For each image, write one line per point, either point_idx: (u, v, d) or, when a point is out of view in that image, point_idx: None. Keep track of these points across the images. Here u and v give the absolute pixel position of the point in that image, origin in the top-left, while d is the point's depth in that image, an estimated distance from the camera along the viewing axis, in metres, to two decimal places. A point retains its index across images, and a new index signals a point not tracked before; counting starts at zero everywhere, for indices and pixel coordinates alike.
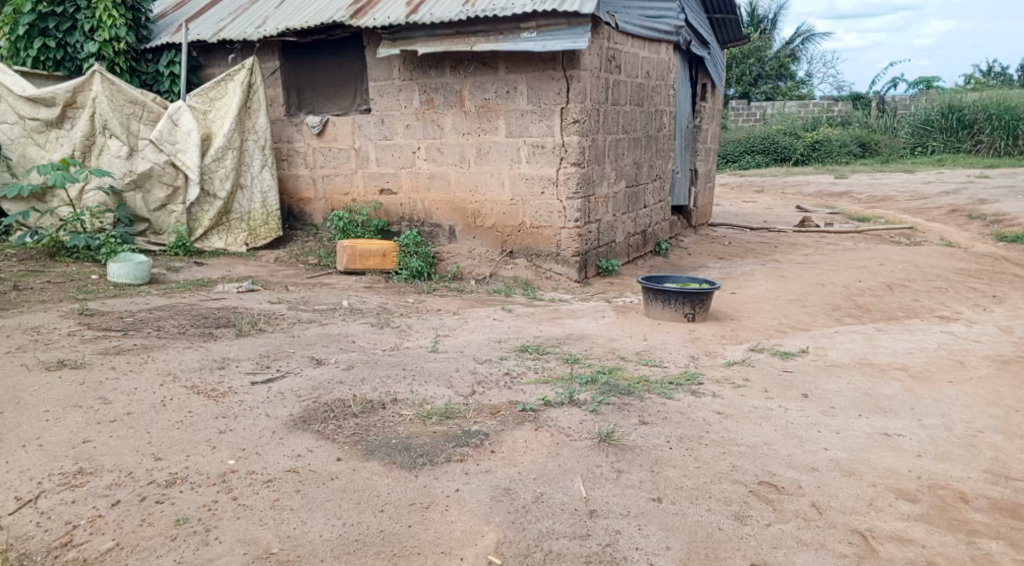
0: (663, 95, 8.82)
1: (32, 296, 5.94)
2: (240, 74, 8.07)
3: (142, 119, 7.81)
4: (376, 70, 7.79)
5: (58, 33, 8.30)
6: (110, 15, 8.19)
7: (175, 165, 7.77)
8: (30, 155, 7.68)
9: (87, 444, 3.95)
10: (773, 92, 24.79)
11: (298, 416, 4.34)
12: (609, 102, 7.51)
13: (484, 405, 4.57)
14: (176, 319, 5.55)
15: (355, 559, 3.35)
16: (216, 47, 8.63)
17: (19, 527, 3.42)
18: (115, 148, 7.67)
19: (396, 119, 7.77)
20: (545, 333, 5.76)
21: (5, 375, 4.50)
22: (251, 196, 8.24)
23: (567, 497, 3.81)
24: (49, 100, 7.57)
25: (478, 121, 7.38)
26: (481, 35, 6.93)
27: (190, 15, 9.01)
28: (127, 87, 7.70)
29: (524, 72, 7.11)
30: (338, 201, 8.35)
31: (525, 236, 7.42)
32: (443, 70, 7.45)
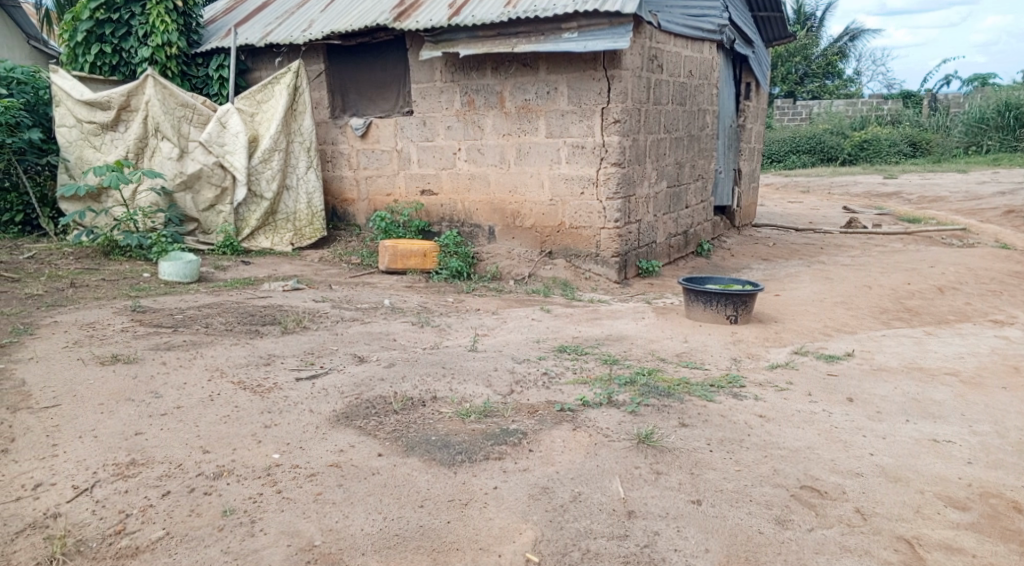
0: (706, 95, 8.74)
1: (87, 293, 6.14)
2: (286, 77, 8.23)
3: (192, 121, 8.03)
4: (419, 72, 7.87)
5: (114, 38, 8.56)
6: (163, 21, 8.43)
7: (224, 167, 7.97)
8: (86, 157, 7.93)
9: (140, 436, 4.09)
10: (819, 91, 24.19)
11: (342, 412, 4.43)
12: (651, 102, 7.47)
13: (522, 405, 4.60)
14: (223, 317, 5.69)
15: (395, 554, 3.42)
16: (263, 51, 8.81)
17: (76, 515, 3.54)
18: (166, 150, 7.88)
19: (437, 120, 7.85)
20: (583, 333, 5.77)
21: (62, 367, 4.68)
22: (297, 197, 8.41)
23: (605, 497, 3.82)
24: (105, 104, 7.80)
25: (518, 122, 7.41)
26: (522, 36, 6.96)
27: (239, 19, 9.23)
28: (178, 91, 7.92)
29: (564, 73, 7.12)
30: (381, 201, 8.47)
31: (564, 235, 7.41)
32: (484, 71, 7.49)
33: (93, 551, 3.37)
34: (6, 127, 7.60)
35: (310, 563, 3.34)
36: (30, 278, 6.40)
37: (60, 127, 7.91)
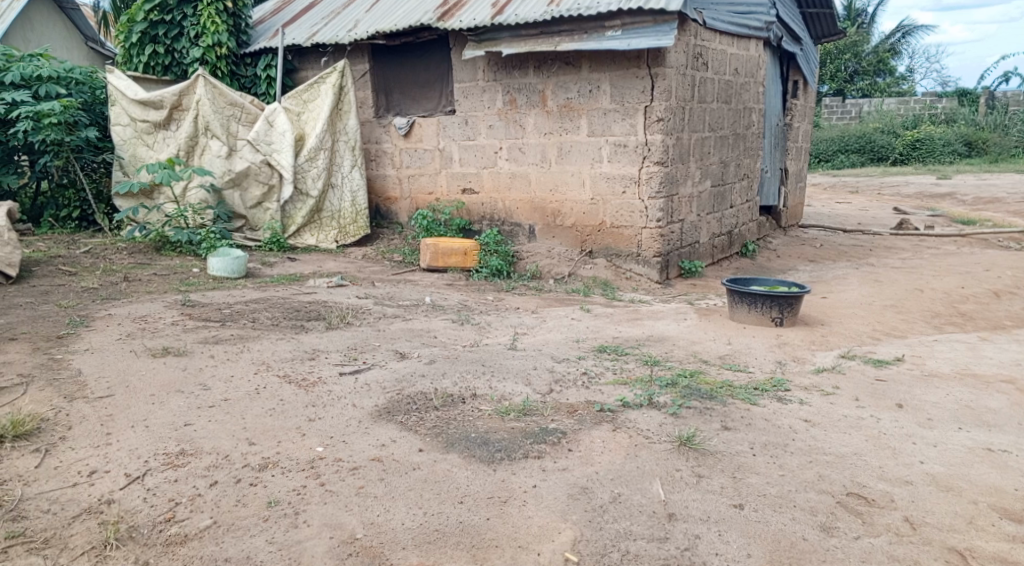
0: (752, 93, 8.61)
1: (140, 287, 6.33)
2: (332, 77, 8.38)
3: (241, 120, 8.23)
4: (461, 71, 7.93)
5: (167, 40, 8.79)
6: (213, 22, 8.65)
7: (271, 165, 8.10)
8: (140, 155, 8.17)
9: (189, 427, 4.21)
10: (870, 89, 23.67)
11: (383, 407, 4.49)
12: (695, 100, 7.40)
13: (561, 404, 4.60)
14: (270, 312, 5.82)
15: (435, 549, 3.45)
16: (310, 51, 8.96)
17: (129, 501, 3.66)
18: (216, 148, 8.08)
19: (479, 119, 7.88)
20: (624, 333, 5.74)
21: (116, 359, 4.83)
22: (342, 195, 8.55)
23: (645, 499, 3.80)
24: (157, 104, 8.02)
25: (560, 121, 7.40)
26: (565, 35, 6.96)
27: (286, 20, 9.41)
28: (227, 90, 8.13)
29: (607, 71, 7.09)
30: (423, 200, 8.54)
31: (605, 235, 7.38)
32: (527, 70, 7.50)
33: (144, 537, 3.47)
34: (66, 127, 7.86)
35: (353, 555, 3.40)
36: (86, 272, 6.61)
37: (115, 125, 8.16)
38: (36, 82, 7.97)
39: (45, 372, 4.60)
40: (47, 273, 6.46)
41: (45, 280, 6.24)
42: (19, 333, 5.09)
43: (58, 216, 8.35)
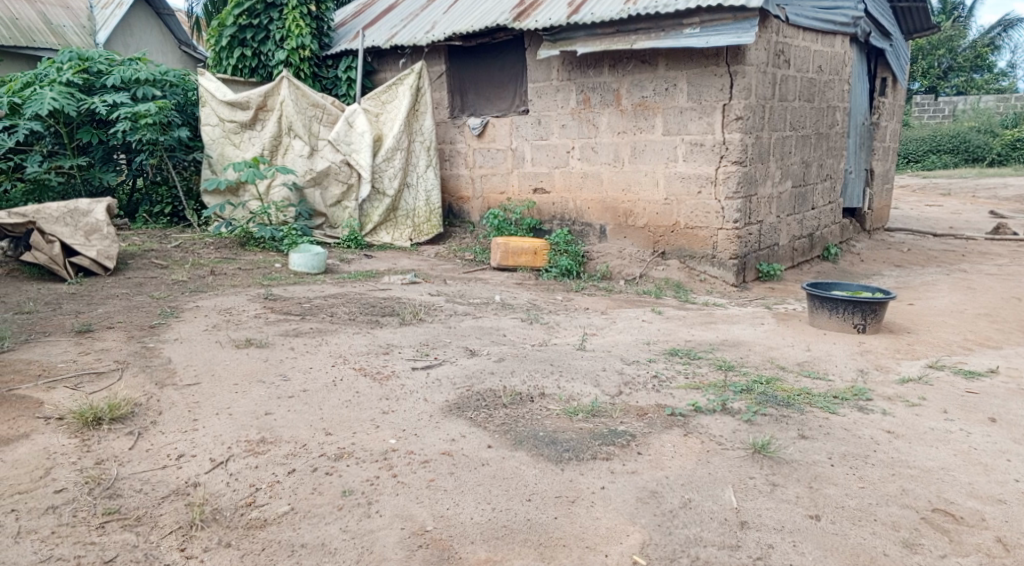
0: (837, 91, 8.32)
1: (225, 281, 6.62)
2: (410, 78, 8.52)
3: (322, 121, 8.51)
4: (537, 71, 7.95)
5: (254, 43, 9.15)
6: (298, 25, 8.90)
7: (350, 165, 8.35)
8: (227, 154, 8.51)
9: (270, 416, 4.37)
10: (965, 86, 22.44)
11: (453, 402, 4.54)
12: (776, 98, 7.24)
13: (631, 406, 4.57)
14: (347, 307, 5.98)
15: (503, 545, 3.48)
16: (389, 53, 9.15)
17: (213, 485, 3.83)
18: (298, 148, 8.40)
19: (552, 119, 7.91)
20: (697, 337, 5.63)
21: (202, 349, 5.06)
22: (417, 194, 8.72)
23: (716, 506, 3.73)
24: (245, 104, 8.34)
25: (634, 120, 7.34)
26: (641, 33, 6.89)
27: (367, 22, 9.65)
28: (309, 92, 8.45)
29: (684, 68, 6.98)
30: (494, 199, 8.64)
31: (679, 236, 7.26)
32: (602, 69, 7.47)
33: (227, 519, 3.62)
34: (160, 127, 8.30)
35: (423, 547, 3.46)
36: (176, 266, 6.94)
37: (205, 125, 8.50)
38: (134, 85, 8.40)
39: (139, 359, 4.86)
40: (141, 266, 6.81)
41: (139, 272, 6.58)
42: (116, 322, 5.40)
43: (151, 211, 8.80)
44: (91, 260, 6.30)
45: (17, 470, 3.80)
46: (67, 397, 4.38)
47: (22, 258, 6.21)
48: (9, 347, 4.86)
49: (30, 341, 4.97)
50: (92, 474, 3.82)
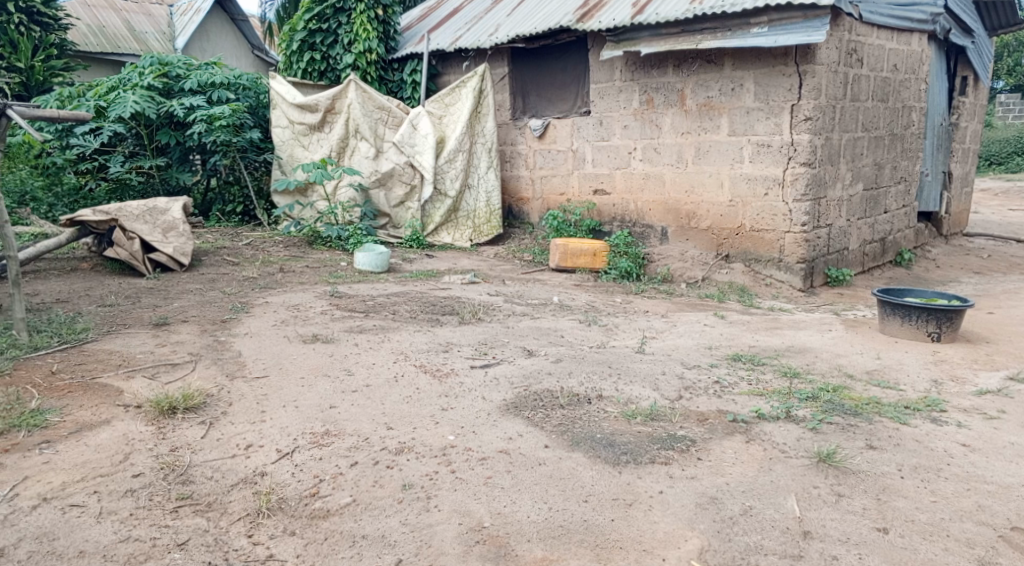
0: (913, 90, 8.03)
1: (293, 278, 6.80)
2: (473, 80, 8.64)
3: (387, 123, 8.71)
4: (599, 72, 7.95)
5: (323, 47, 9.26)
6: (365, 29, 9.09)
7: (413, 166, 8.53)
8: (296, 155, 8.75)
9: (334, 409, 4.46)
10: None
11: (511, 402, 4.57)
12: (848, 98, 7.05)
13: (691, 411, 4.51)
14: (408, 305, 6.08)
15: (559, 544, 3.49)
16: (453, 55, 9.26)
17: (280, 475, 3.92)
18: (364, 149, 8.58)
19: (615, 119, 7.89)
20: (761, 342, 5.52)
21: (271, 343, 5.22)
22: (478, 195, 8.83)
23: (778, 514, 3.65)
24: (313, 107, 8.58)
25: (699, 120, 7.24)
26: (707, 33, 6.81)
27: (433, 25, 9.79)
28: (375, 94, 8.65)
29: (751, 68, 6.87)
30: (554, 200, 8.69)
31: (744, 239, 7.14)
32: (666, 69, 7.40)
33: (292, 508, 3.71)
34: (234, 129, 8.55)
35: (479, 543, 3.49)
36: (247, 262, 7.17)
37: (276, 127, 8.76)
38: (211, 88, 8.70)
39: (211, 352, 5.05)
40: (214, 263, 7.06)
41: (213, 269, 6.83)
42: (190, 315, 5.62)
43: (225, 210, 9.15)
44: (167, 256, 6.55)
45: (98, 454, 3.97)
46: (145, 386, 4.57)
47: (105, 254, 6.52)
48: (92, 338, 5.10)
49: (111, 332, 5.23)
50: (167, 460, 3.96)
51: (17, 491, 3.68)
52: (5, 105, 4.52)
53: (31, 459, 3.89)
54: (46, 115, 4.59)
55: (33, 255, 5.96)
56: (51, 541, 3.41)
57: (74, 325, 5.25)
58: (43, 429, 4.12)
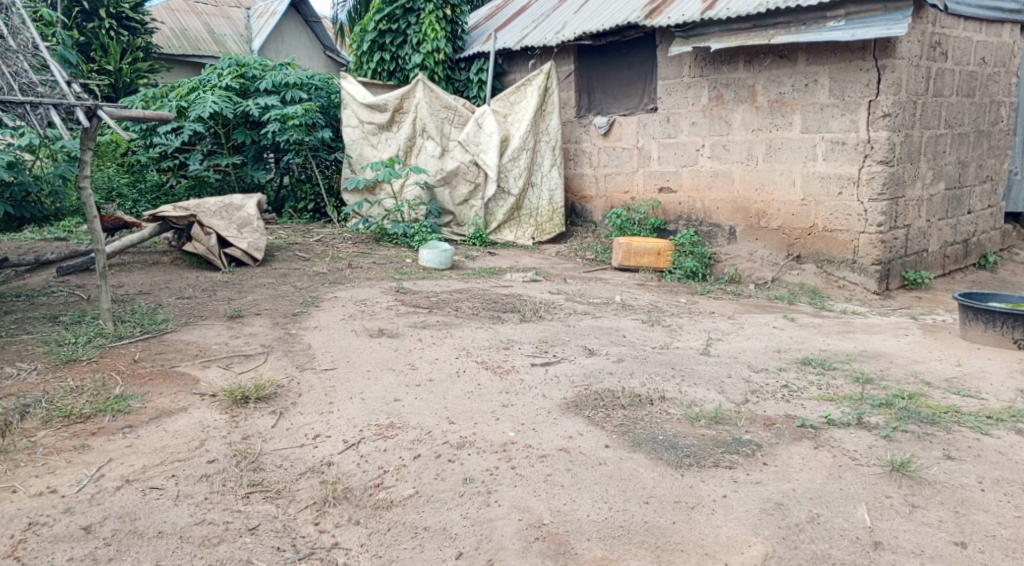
0: (1002, 84, 7.65)
1: (360, 273, 6.93)
2: (538, 78, 8.64)
3: (453, 123, 8.84)
4: (667, 68, 7.83)
5: (393, 47, 9.43)
6: (433, 29, 9.17)
7: (478, 164, 8.63)
8: (365, 154, 8.89)
9: (398, 402, 4.53)
10: None
11: (571, 400, 4.56)
12: (931, 93, 6.78)
13: (758, 415, 4.41)
14: (471, 302, 6.13)
15: (619, 544, 3.44)
16: (519, 54, 9.28)
17: (346, 465, 3.99)
18: (430, 148, 8.69)
19: (682, 116, 7.75)
20: (833, 346, 5.34)
21: (339, 336, 5.35)
22: (540, 193, 8.85)
23: (847, 523, 3.53)
24: (382, 107, 8.76)
25: (770, 117, 7.08)
26: (780, 27, 6.69)
27: (500, 24, 9.84)
28: (443, 94, 8.81)
29: (827, 64, 6.68)
30: (618, 198, 8.59)
31: (816, 239, 6.96)
32: (737, 64, 7.26)
33: (357, 498, 3.77)
34: (306, 128, 8.82)
35: (539, 538, 3.47)
36: (317, 258, 7.35)
37: (346, 127, 8.97)
38: (284, 89, 8.95)
39: (283, 344, 5.20)
40: (286, 258, 7.25)
41: (285, 264, 7.01)
42: (263, 308, 5.80)
43: (297, 208, 9.41)
44: (242, 251, 6.76)
45: (176, 439, 4.12)
46: (220, 375, 4.75)
47: (185, 248, 6.78)
48: (171, 328, 5.32)
49: (189, 323, 5.43)
50: (240, 448, 4.08)
51: (102, 471, 3.83)
52: (95, 107, 4.72)
53: (115, 442, 4.06)
54: (132, 116, 4.78)
55: (119, 248, 6.37)
56: (133, 521, 3.53)
57: (155, 316, 5.48)
58: (126, 414, 4.30)
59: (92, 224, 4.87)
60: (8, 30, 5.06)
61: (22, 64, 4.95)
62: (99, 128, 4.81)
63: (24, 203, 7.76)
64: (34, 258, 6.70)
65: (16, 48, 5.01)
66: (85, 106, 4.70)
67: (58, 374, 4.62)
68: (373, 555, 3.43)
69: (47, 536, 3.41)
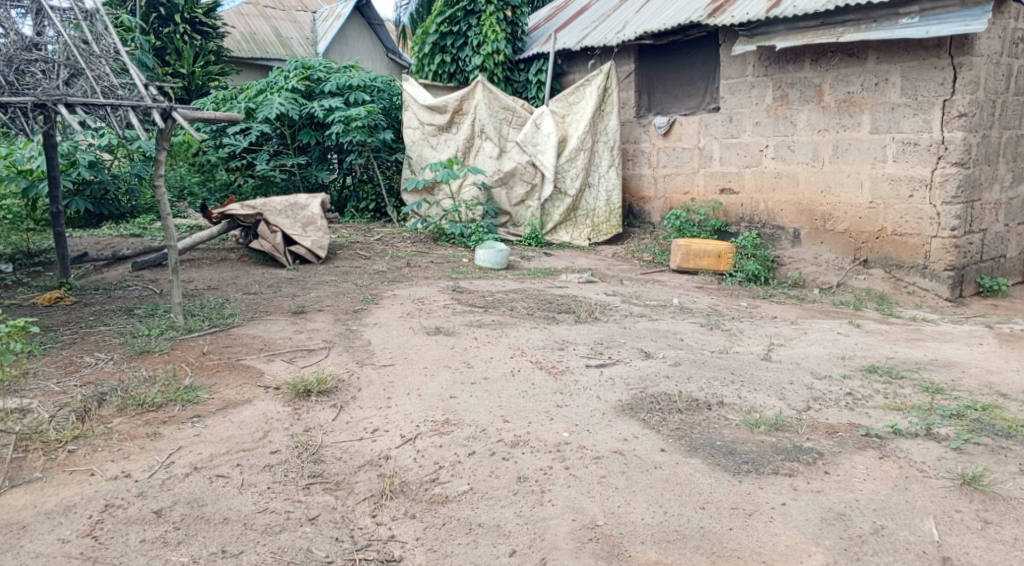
0: None
1: (419, 272, 7.03)
2: (597, 79, 8.61)
3: (511, 123, 8.85)
4: (730, 68, 7.76)
5: (454, 49, 9.56)
6: (493, 31, 9.18)
7: (535, 165, 8.58)
8: (425, 155, 8.99)
9: (454, 399, 4.57)
10: None
11: (626, 403, 4.52)
12: (1011, 91, 6.51)
13: (820, 423, 4.30)
14: (526, 302, 6.13)
15: (674, 549, 3.40)
16: (579, 54, 9.23)
17: (402, 459, 4.05)
18: (488, 149, 8.71)
19: (745, 116, 7.66)
20: (901, 354, 5.16)
21: (397, 333, 5.43)
22: (597, 194, 8.79)
23: (914, 537, 3.42)
24: (442, 108, 8.84)
25: (838, 116, 6.92)
26: (849, 25, 6.50)
27: (560, 24, 9.79)
28: (502, 96, 8.81)
29: (899, 62, 6.49)
30: (678, 199, 8.47)
31: (885, 243, 6.74)
32: (803, 64, 7.13)
33: (413, 492, 3.82)
34: (369, 129, 8.98)
35: (593, 540, 3.45)
36: (377, 257, 7.47)
37: (407, 128, 9.11)
38: (348, 90, 9.25)
39: (343, 340, 5.31)
40: (348, 256, 7.39)
41: (347, 262, 7.17)
42: (325, 305, 5.93)
43: (358, 207, 9.53)
44: (306, 249, 6.93)
45: (242, 430, 4.24)
46: (283, 369, 4.87)
47: (251, 246, 6.98)
48: (237, 322, 5.48)
49: (255, 318, 5.59)
50: (302, 439, 4.18)
51: (172, 458, 3.97)
52: (170, 108, 4.91)
53: (184, 431, 4.21)
54: (204, 117, 4.95)
55: (188, 245, 6.58)
56: (201, 507, 3.66)
57: (223, 310, 5.66)
58: (195, 404, 4.46)
59: (165, 222, 5.05)
60: (92, 36, 5.33)
61: (104, 68, 5.18)
62: (174, 129, 4.98)
63: (101, 198, 8.63)
64: (112, 254, 7.08)
65: (99, 53, 5.24)
66: (160, 108, 4.89)
67: (132, 364, 4.81)
68: (427, 549, 3.46)
69: (122, 518, 3.55)
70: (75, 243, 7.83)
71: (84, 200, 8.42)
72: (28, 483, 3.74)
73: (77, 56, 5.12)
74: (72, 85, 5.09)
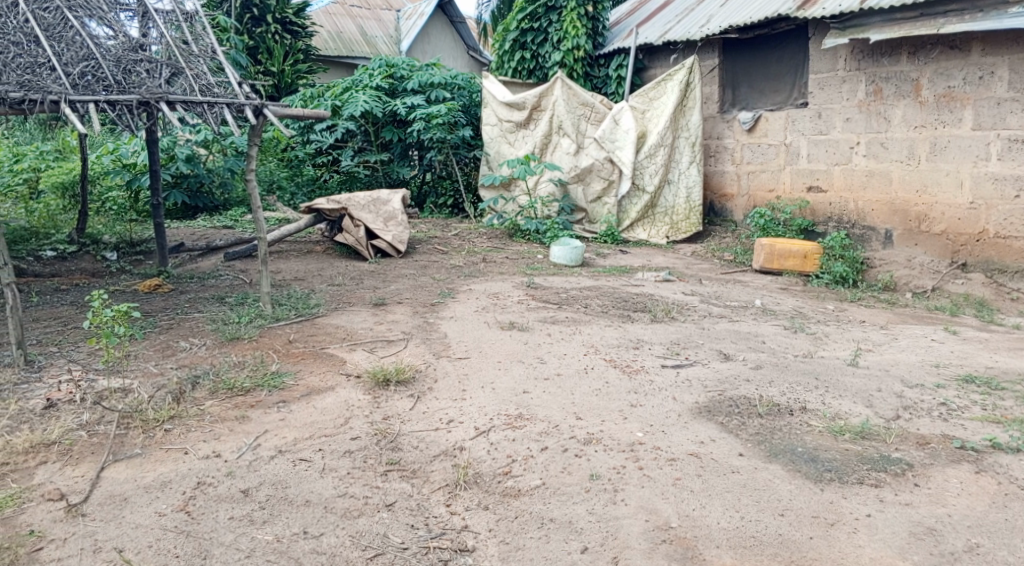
0: None
1: (495, 268, 7.06)
2: (680, 73, 8.43)
3: (590, 120, 8.76)
4: (820, 62, 7.48)
5: (534, 45, 9.54)
6: (574, 26, 9.14)
7: (613, 162, 8.52)
8: (502, 152, 9.01)
9: (526, 394, 4.58)
10: None
11: (703, 405, 4.42)
12: None
13: (909, 433, 4.10)
14: (601, 300, 6.08)
15: (751, 555, 3.30)
16: (662, 49, 9.07)
17: (476, 451, 4.08)
18: (566, 146, 8.66)
19: (836, 112, 7.37)
20: (1002, 364, 4.87)
21: (471, 328, 5.47)
22: (677, 191, 8.65)
23: (1013, 557, 3.23)
24: (521, 105, 8.82)
25: (937, 112, 6.58)
26: (952, 15, 6.15)
27: (643, 19, 9.63)
28: (581, 92, 8.74)
29: (1007, 54, 6.11)
30: (762, 197, 8.22)
31: (987, 246, 6.38)
32: (900, 56, 6.81)
33: (487, 484, 3.85)
34: (449, 126, 9.11)
35: (666, 541, 3.40)
36: (455, 252, 7.55)
37: (486, 125, 9.13)
38: (430, 88, 9.36)
39: (421, 332, 5.39)
40: (427, 251, 7.50)
41: (425, 256, 7.27)
42: (404, 298, 6.04)
43: (437, 203, 9.58)
44: (388, 243, 7.06)
45: (324, 416, 4.37)
46: (364, 358, 4.99)
47: (336, 239, 7.17)
48: (322, 313, 5.65)
49: (337, 309, 5.74)
50: (380, 427, 4.27)
51: (259, 441, 4.12)
52: (262, 106, 5.18)
53: (271, 415, 4.36)
54: (293, 113, 5.16)
55: (277, 237, 6.89)
56: (285, 488, 3.78)
57: (308, 300, 5.83)
58: (281, 389, 4.61)
59: (255, 214, 5.23)
60: (193, 36, 5.68)
61: (202, 67, 5.44)
62: (264, 126, 5.23)
63: (196, 192, 9.16)
64: (207, 245, 7.39)
65: (197, 53, 5.52)
66: (254, 105, 5.16)
67: (224, 349, 5.02)
68: (500, 542, 3.48)
69: (212, 495, 3.71)
70: (174, 234, 8.19)
71: (181, 193, 8.96)
72: (129, 458, 3.95)
73: (178, 57, 5.36)
74: (172, 82, 5.23)
